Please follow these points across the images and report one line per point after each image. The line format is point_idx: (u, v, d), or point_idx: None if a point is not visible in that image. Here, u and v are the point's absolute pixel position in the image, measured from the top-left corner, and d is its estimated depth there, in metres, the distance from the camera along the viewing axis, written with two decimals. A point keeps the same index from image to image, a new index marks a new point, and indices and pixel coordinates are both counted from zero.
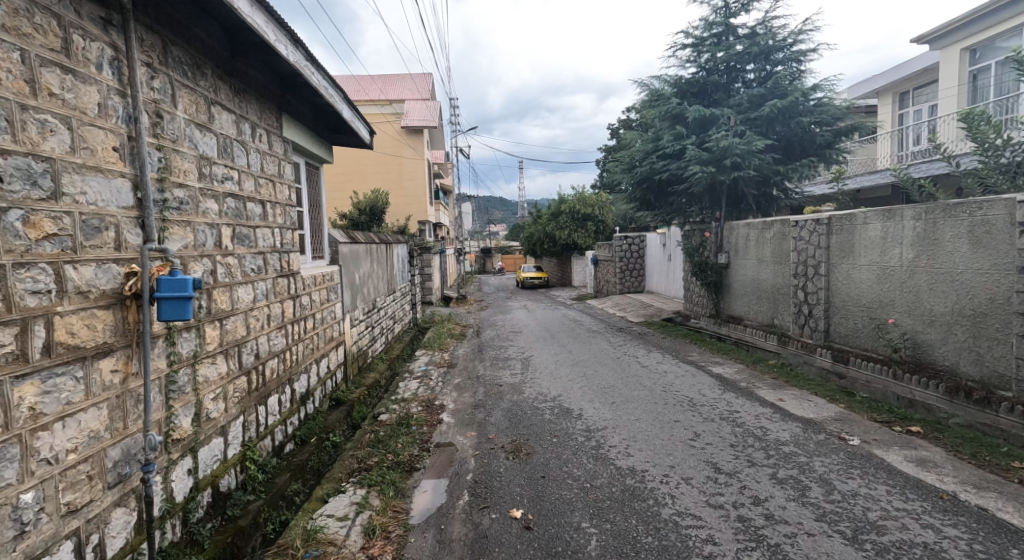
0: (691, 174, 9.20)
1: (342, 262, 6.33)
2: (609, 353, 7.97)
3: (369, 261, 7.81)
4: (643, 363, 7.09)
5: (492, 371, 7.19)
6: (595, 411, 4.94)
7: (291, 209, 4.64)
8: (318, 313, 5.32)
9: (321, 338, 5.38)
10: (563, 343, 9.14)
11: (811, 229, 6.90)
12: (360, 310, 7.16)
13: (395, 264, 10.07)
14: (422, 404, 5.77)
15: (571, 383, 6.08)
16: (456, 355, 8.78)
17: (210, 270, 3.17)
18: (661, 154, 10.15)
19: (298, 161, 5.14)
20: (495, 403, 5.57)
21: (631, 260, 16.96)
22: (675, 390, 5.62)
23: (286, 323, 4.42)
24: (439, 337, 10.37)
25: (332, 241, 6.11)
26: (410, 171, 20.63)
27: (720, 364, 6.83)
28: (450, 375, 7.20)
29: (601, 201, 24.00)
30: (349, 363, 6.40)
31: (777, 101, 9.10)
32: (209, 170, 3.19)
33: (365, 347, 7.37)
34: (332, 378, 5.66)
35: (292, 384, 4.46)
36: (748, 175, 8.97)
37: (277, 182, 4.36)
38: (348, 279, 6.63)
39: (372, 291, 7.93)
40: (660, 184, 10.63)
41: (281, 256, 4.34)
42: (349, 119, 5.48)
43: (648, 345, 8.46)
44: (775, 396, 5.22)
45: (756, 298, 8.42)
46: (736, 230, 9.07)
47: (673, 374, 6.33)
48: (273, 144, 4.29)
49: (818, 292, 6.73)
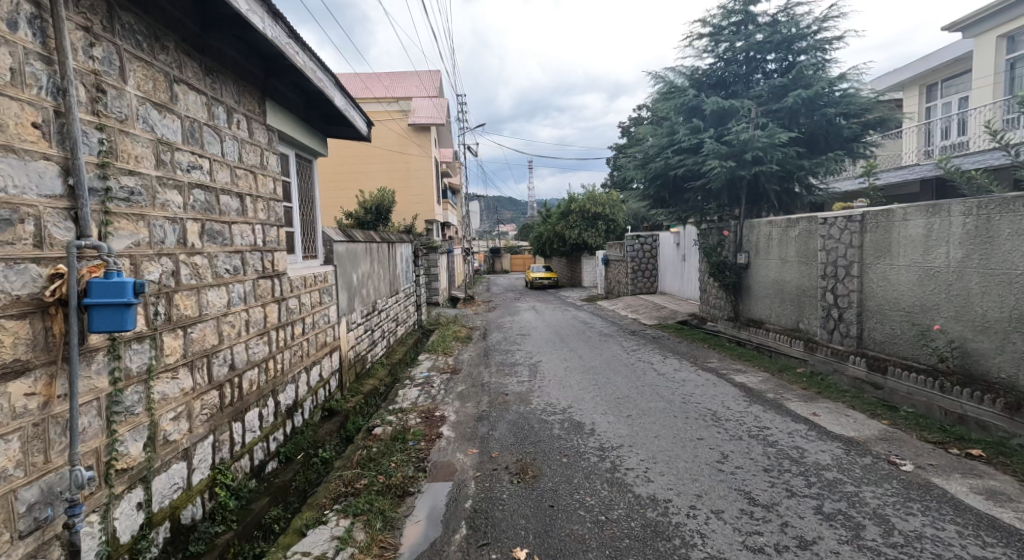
0: (710, 169, 8.72)
1: (337, 262, 5.93)
2: (622, 359, 7.52)
3: (369, 261, 7.42)
4: (660, 371, 6.62)
5: (499, 378, 6.76)
6: (610, 426, 4.50)
7: (276, 204, 4.25)
8: (308, 318, 4.93)
9: (311, 344, 4.98)
10: (573, 347, 8.69)
11: (841, 227, 6.42)
12: (358, 313, 6.77)
13: (398, 264, 9.69)
14: (422, 415, 5.35)
15: (583, 393, 5.64)
16: (461, 360, 8.36)
17: (170, 271, 2.77)
18: (676, 149, 9.67)
19: (286, 153, 4.75)
20: (500, 415, 5.14)
21: (644, 260, 16.46)
22: (696, 402, 5.15)
23: (270, 328, 4.03)
24: (444, 341, 9.98)
25: (326, 239, 5.72)
26: (417, 170, 20.27)
27: (744, 372, 6.35)
28: (453, 382, 6.78)
29: (611, 201, 23.52)
30: (344, 370, 6.00)
31: (801, 92, 8.64)
32: (169, 157, 2.79)
33: (364, 352, 6.97)
34: (325, 387, 5.25)
35: (275, 396, 4.06)
36: (771, 170, 8.46)
37: (259, 174, 3.97)
38: (344, 279, 6.24)
39: (372, 293, 7.54)
40: (675, 181, 10.15)
41: (263, 256, 3.94)
42: (343, 108, 5.10)
43: (664, 350, 7.99)
44: (808, 411, 4.73)
45: (779, 300, 7.92)
46: (757, 229, 8.58)
47: (692, 383, 5.86)
48: (254, 131, 3.90)
49: (850, 295, 6.24)
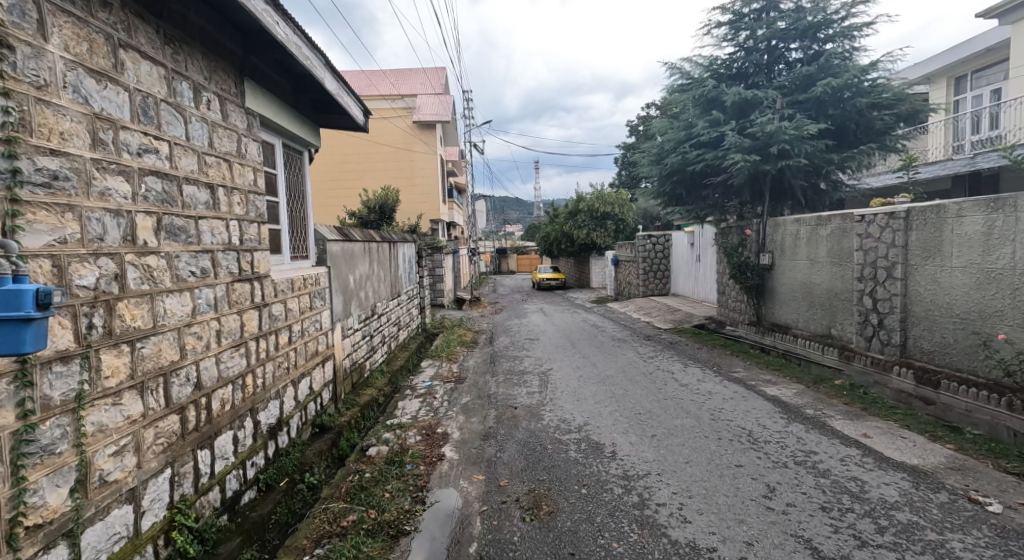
0: (732, 163, 8.20)
1: (331, 263, 5.45)
2: (639, 367, 6.99)
3: (367, 262, 6.94)
4: (682, 381, 6.09)
5: (507, 389, 6.25)
6: (633, 450, 3.99)
7: (257, 197, 3.76)
8: (297, 325, 4.44)
9: (300, 354, 4.49)
10: (585, 353, 8.17)
11: (881, 225, 5.88)
12: (355, 317, 6.29)
13: (400, 264, 9.21)
14: (422, 432, 4.85)
15: (600, 408, 5.13)
16: (465, 367, 7.88)
17: (111, 275, 2.28)
18: (695, 143, 9.15)
19: (270, 141, 4.27)
20: (509, 434, 4.63)
21: (656, 261, 15.91)
22: (727, 419, 4.63)
23: (248, 339, 3.54)
24: (448, 345, 9.50)
25: (319, 238, 5.23)
26: (422, 168, 19.84)
27: (774, 383, 5.81)
28: (457, 393, 6.29)
29: (620, 199, 22.99)
30: (338, 381, 5.51)
31: (829, 80, 8.10)
32: (112, 137, 2.32)
33: (362, 360, 6.49)
34: (315, 401, 4.77)
35: (254, 415, 3.57)
36: (798, 164, 7.91)
37: (236, 163, 3.48)
38: (339, 282, 5.75)
39: (371, 295, 7.05)
40: (693, 177, 9.62)
41: (239, 256, 3.46)
42: (335, 92, 4.63)
43: (683, 357, 7.46)
44: (856, 431, 4.20)
45: (808, 304, 7.38)
46: (782, 227, 8.03)
47: (719, 397, 5.33)
48: (229, 114, 3.42)
49: (892, 299, 5.69)
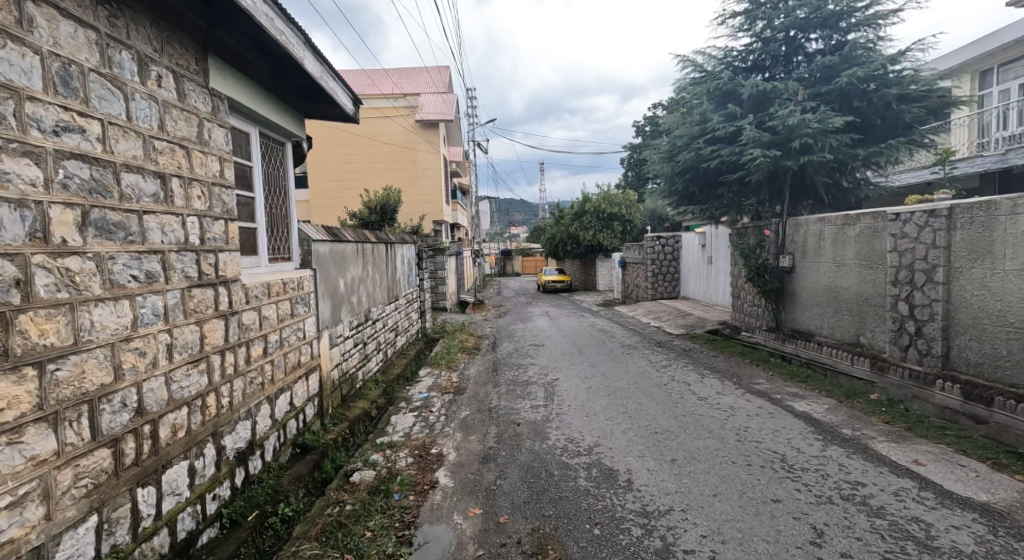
0: (750, 159, 7.72)
1: (317, 265, 4.99)
2: (651, 377, 6.50)
3: (360, 265, 6.48)
4: (700, 394, 5.59)
5: (510, 402, 5.77)
6: (652, 479, 3.51)
7: (224, 190, 3.31)
8: (274, 335, 3.99)
9: (278, 367, 4.03)
10: (594, 361, 7.69)
11: (919, 223, 5.38)
12: (347, 324, 5.84)
13: (398, 266, 8.77)
14: (415, 453, 4.38)
15: (612, 426, 4.65)
16: (466, 375, 7.42)
17: (9, 282, 1.89)
18: (710, 139, 8.68)
19: (242, 129, 3.82)
20: (511, 456, 4.17)
21: (665, 263, 15.39)
22: (756, 440, 4.14)
23: (211, 352, 3.09)
24: (449, 352, 9.04)
25: (304, 237, 4.78)
26: (425, 168, 19.44)
27: (802, 397, 5.31)
28: (456, 406, 5.82)
29: (627, 200, 22.47)
30: (325, 394, 5.05)
31: (855, 70, 7.60)
32: (13, 110, 1.93)
33: (354, 370, 6.04)
34: (296, 418, 4.31)
35: (218, 440, 3.12)
36: (822, 159, 7.41)
37: (197, 151, 3.03)
38: (328, 286, 5.30)
39: (364, 300, 6.59)
40: (707, 175, 9.14)
41: (199, 258, 3.01)
42: (318, 76, 4.17)
43: (698, 367, 6.97)
44: (906, 457, 3.69)
45: (835, 310, 6.87)
46: (805, 227, 7.52)
47: (743, 413, 4.83)
48: (188, 94, 2.97)
49: (933, 305, 5.19)
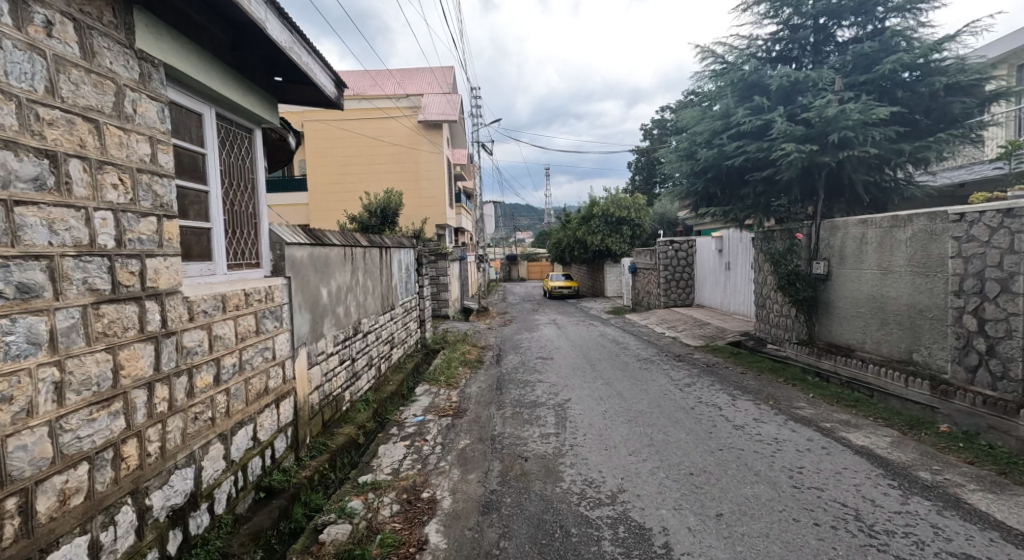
0: (781, 155, 7.01)
1: (293, 273, 4.31)
2: (675, 399, 5.77)
3: (348, 272, 5.80)
4: (735, 422, 4.85)
5: (516, 430, 5.04)
6: (695, 544, 2.81)
7: (157, 178, 2.62)
8: (231, 357, 3.28)
9: (235, 397, 3.32)
10: (608, 378, 6.97)
11: (991, 224, 4.65)
12: (330, 339, 5.15)
13: (394, 272, 8.08)
14: (403, 498, 3.68)
15: (637, 465, 3.92)
16: (468, 394, 6.71)
17: None
18: (735, 133, 7.98)
19: (191, 107, 3.16)
20: (517, 503, 3.46)
21: (679, 269, 14.64)
22: (816, 486, 3.41)
23: (130, 388, 2.38)
24: (449, 365, 8.35)
25: (275, 240, 4.09)
26: (428, 170, 18.82)
27: (856, 427, 4.56)
28: (454, 434, 5.11)
29: (637, 204, 21.75)
30: (301, 423, 4.35)
31: (897, 57, 6.89)
32: None
33: (339, 391, 5.34)
34: (261, 456, 3.62)
35: (140, 500, 2.42)
36: (863, 154, 6.69)
37: (113, 126, 2.35)
38: (307, 296, 4.62)
39: (352, 311, 5.90)
40: (730, 173, 8.43)
41: (120, 265, 2.34)
42: (286, 47, 3.50)
43: (726, 386, 6.22)
44: (1015, 517, 2.94)
45: (881, 323, 6.14)
46: (843, 230, 6.79)
47: (790, 449, 4.09)
48: (99, 51, 2.28)
49: (1011, 320, 4.46)
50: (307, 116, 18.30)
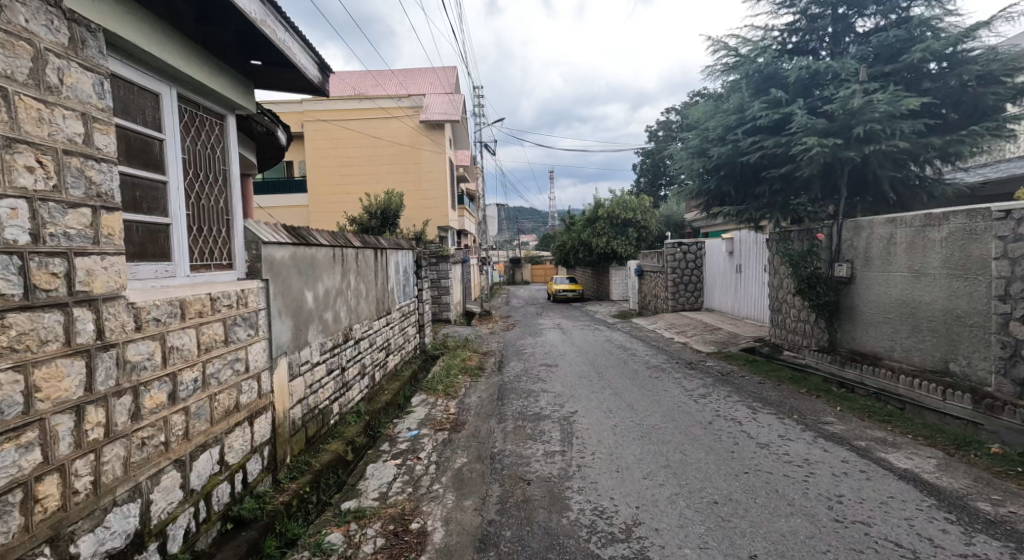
0: (802, 150, 6.59)
1: (271, 276, 3.90)
2: (690, 412, 5.33)
3: (338, 274, 5.39)
4: (759, 440, 4.40)
5: (518, 447, 4.62)
6: None
7: (92, 162, 2.21)
8: (191, 372, 2.87)
9: (197, 416, 2.91)
10: (616, 388, 6.55)
11: None
12: (316, 347, 4.74)
13: (391, 275, 7.68)
14: (388, 530, 3.26)
15: (653, 491, 3.50)
16: (467, 404, 6.30)
17: None
18: (750, 128, 7.57)
19: (142, 84, 2.75)
20: (516, 537, 3.06)
21: (687, 272, 14.19)
22: (860, 520, 2.97)
23: (48, 414, 1.99)
24: (448, 373, 7.94)
25: (251, 239, 3.68)
26: (429, 171, 18.47)
27: (894, 446, 4.11)
28: (450, 451, 4.70)
29: (642, 205, 21.33)
30: (280, 441, 3.94)
31: (926, 45, 6.45)
32: None
33: (326, 403, 4.94)
34: (229, 483, 3.22)
35: (62, 548, 2.03)
36: (890, 149, 6.25)
37: (28, 98, 1.97)
38: (288, 301, 4.21)
39: (342, 316, 5.50)
40: (745, 170, 8.01)
41: (38, 266, 1.98)
42: (256, 19, 3.09)
43: (745, 398, 5.79)
44: None
45: (912, 330, 5.70)
46: (869, 230, 6.35)
47: (824, 473, 3.65)
48: (9, 5, 1.91)
49: None
50: (305, 117, 17.88)
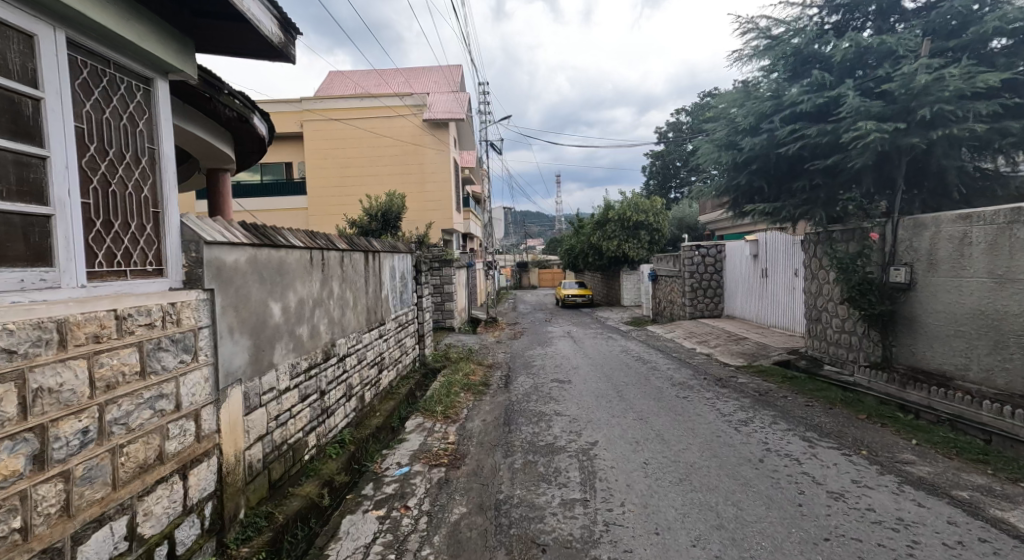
0: (853, 137, 5.75)
1: (218, 285, 3.08)
2: (733, 445, 4.48)
3: (315, 281, 4.59)
4: (829, 488, 3.54)
5: (529, 493, 3.78)
6: None
7: None
8: (76, 421, 2.08)
9: (86, 481, 2.12)
10: (641, 410, 5.71)
11: None
12: (285, 369, 3.93)
13: (385, 281, 6.88)
14: None
15: None
16: (469, 431, 5.48)
17: None
18: (789, 115, 6.74)
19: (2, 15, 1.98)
20: None
21: (706, 277, 13.28)
22: None
23: None
24: (448, 389, 7.11)
25: (190, 237, 2.88)
26: (433, 172, 17.77)
27: (1010, 502, 3.23)
28: (446, 496, 3.87)
29: (655, 207, 20.46)
30: (230, 493, 3.12)
31: (1002, 12, 5.54)
32: None
33: (299, 436, 4.12)
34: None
35: None
36: (960, 135, 5.39)
37: None
38: (245, 316, 3.39)
39: (322, 330, 4.71)
40: (780, 162, 7.17)
41: None
42: None
43: (795, 426, 4.93)
44: None
45: (994, 345, 4.82)
46: (936, 228, 5.47)
47: (932, 543, 2.80)
48: None
49: None
50: (304, 116, 17.20)
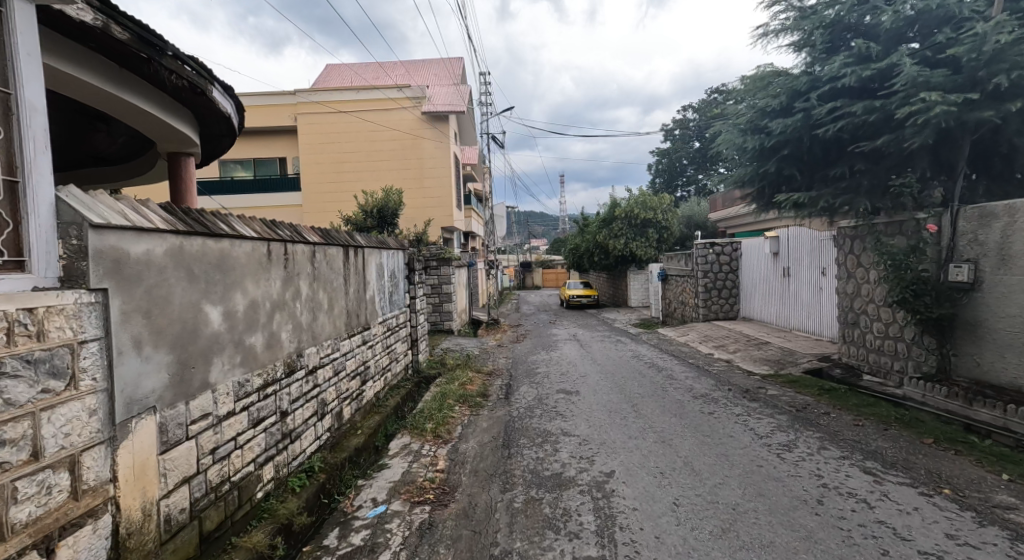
0: (908, 113, 4.98)
1: (115, 284, 2.28)
2: (780, 478, 3.68)
3: (275, 280, 3.80)
4: (921, 547, 2.74)
5: (533, 547, 2.99)
6: None
7: None
8: None
9: None
10: (661, 429, 4.92)
11: None
12: (228, 390, 3.15)
13: (370, 280, 6.09)
14: None
15: None
16: (461, 455, 4.67)
17: None
18: (827, 92, 5.95)
19: None
20: None
21: (721, 276, 12.45)
22: None
23: None
24: (441, 402, 6.32)
25: (68, 219, 2.11)
26: (433, 166, 16.99)
27: None
28: (427, 550, 3.07)
29: (664, 205, 19.64)
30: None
31: None
32: None
33: (248, 471, 3.33)
34: None
35: None
36: None
37: None
38: (163, 326, 2.60)
39: (285, 338, 3.92)
40: (815, 147, 6.37)
41: None
42: None
43: (850, 453, 4.12)
44: None
45: None
46: (1011, 217, 4.65)
47: None
48: None
49: None
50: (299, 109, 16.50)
